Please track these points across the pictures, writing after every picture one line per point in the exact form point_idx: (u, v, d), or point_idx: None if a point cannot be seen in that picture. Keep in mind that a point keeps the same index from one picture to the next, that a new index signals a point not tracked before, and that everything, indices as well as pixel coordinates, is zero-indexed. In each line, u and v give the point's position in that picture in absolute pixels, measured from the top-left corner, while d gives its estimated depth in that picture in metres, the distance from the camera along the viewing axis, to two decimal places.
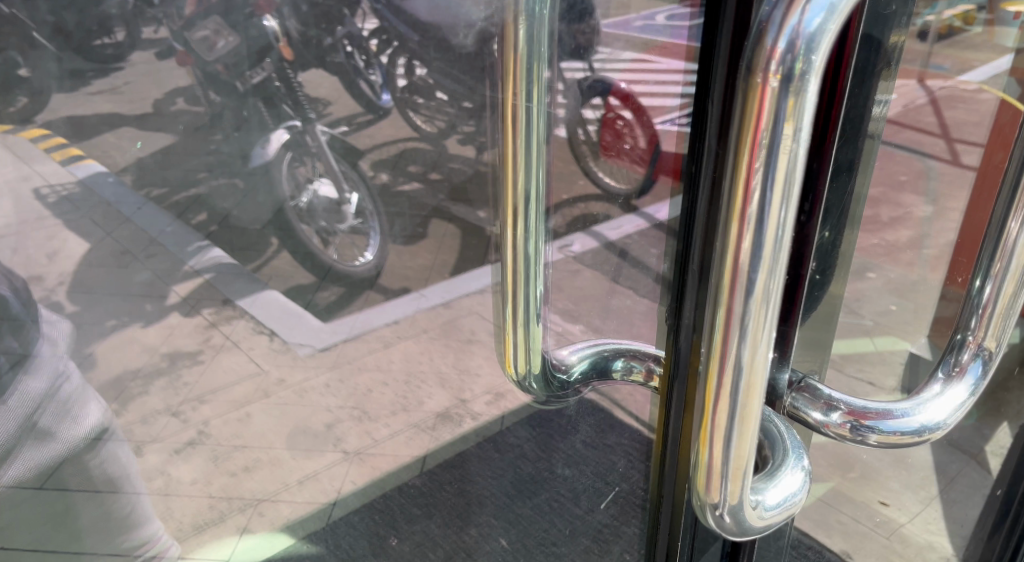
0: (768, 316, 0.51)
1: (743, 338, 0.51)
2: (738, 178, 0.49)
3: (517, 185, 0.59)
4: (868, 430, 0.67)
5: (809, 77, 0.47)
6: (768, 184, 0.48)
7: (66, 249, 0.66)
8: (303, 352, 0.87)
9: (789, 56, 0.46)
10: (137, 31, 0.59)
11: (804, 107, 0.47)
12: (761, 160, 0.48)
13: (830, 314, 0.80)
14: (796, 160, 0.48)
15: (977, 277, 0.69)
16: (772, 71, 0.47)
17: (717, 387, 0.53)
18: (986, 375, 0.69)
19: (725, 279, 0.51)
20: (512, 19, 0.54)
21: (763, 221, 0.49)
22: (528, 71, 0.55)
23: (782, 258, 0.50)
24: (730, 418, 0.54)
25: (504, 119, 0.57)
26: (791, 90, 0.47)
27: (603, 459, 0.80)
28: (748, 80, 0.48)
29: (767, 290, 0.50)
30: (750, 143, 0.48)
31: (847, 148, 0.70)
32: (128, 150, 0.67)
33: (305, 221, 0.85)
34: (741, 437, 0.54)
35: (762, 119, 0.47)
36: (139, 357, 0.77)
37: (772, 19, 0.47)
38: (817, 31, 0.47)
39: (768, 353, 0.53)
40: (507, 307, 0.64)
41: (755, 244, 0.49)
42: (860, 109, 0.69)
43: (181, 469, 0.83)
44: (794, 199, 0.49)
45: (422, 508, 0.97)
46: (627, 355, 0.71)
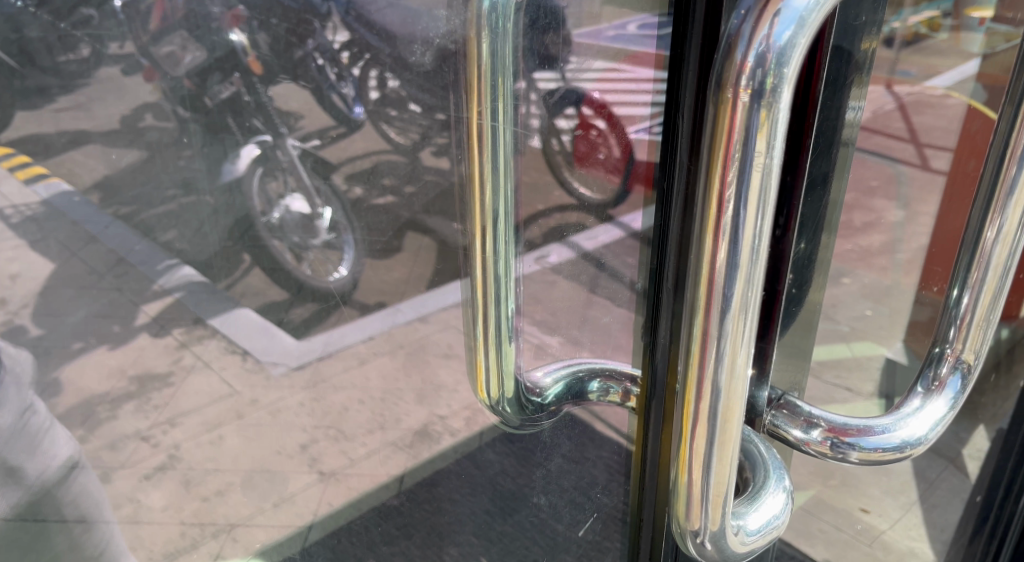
0: (746, 320, 0.63)
1: (722, 341, 0.63)
2: (718, 177, 0.60)
3: (484, 206, 0.64)
4: (848, 448, 0.79)
5: (778, 91, 0.57)
6: (743, 197, 0.59)
7: (29, 270, 0.67)
8: (274, 371, 0.84)
9: (760, 72, 0.56)
10: (102, 48, 0.62)
11: (775, 119, 0.57)
12: (737, 163, 0.58)
13: (807, 329, 0.90)
14: (767, 170, 0.58)
15: (956, 288, 0.81)
16: (743, 86, 0.57)
17: (698, 391, 0.66)
18: (965, 387, 0.81)
19: (706, 287, 0.62)
20: (473, 33, 0.59)
21: (739, 221, 0.60)
22: (492, 86, 0.61)
23: (760, 249, 0.60)
24: (711, 426, 0.66)
25: (471, 141, 0.63)
26: (763, 103, 0.57)
27: (577, 468, 0.90)
28: (720, 95, 0.58)
29: (744, 296, 0.62)
30: (725, 155, 0.59)
31: (820, 162, 0.78)
32: (95, 168, 0.66)
33: (276, 236, 0.77)
34: (723, 435, 0.66)
35: (735, 133, 0.58)
36: (104, 381, 0.74)
37: (742, 33, 0.57)
38: (787, 45, 0.56)
39: (749, 352, 0.64)
40: (478, 327, 0.70)
41: (730, 254, 0.60)
42: (832, 121, 0.77)
43: (152, 495, 0.81)
44: (767, 207, 0.60)
45: (400, 529, 0.91)
46: (602, 376, 0.83)
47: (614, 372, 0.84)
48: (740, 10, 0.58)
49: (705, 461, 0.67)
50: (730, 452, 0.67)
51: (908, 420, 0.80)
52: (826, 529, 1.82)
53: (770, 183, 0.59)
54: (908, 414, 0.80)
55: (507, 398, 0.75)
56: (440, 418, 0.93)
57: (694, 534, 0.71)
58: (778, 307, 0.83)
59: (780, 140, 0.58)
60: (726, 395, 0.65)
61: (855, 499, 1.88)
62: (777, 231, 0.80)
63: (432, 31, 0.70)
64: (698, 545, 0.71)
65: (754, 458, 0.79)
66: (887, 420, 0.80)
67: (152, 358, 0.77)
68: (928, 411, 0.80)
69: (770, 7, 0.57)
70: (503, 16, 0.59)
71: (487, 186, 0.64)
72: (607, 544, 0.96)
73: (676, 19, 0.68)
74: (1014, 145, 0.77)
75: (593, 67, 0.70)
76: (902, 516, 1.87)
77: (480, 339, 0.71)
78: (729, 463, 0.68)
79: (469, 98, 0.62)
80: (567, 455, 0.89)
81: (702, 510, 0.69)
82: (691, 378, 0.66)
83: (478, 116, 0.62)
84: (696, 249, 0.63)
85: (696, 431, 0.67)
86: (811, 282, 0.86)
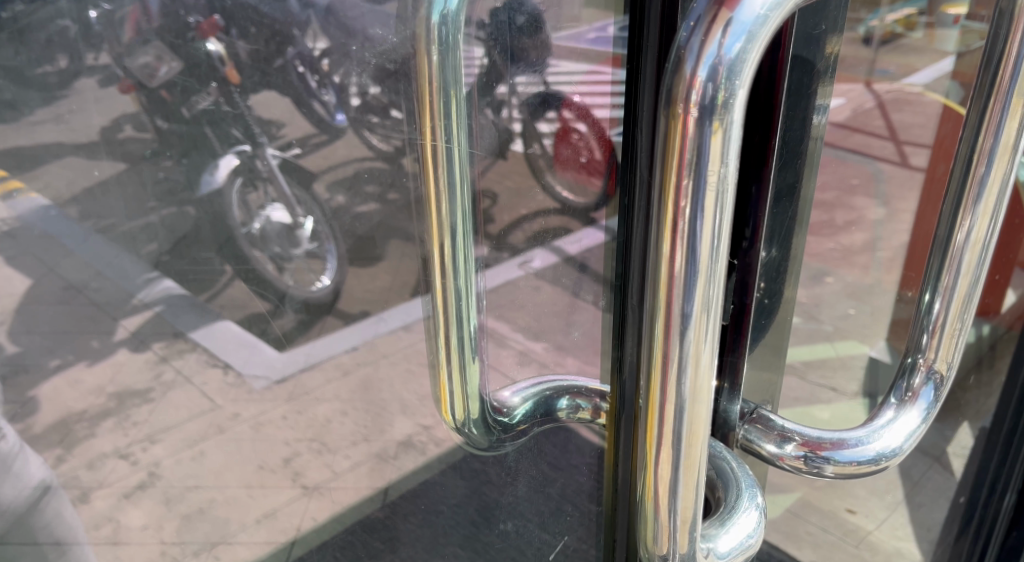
0: (705, 339, 0.63)
1: (683, 362, 0.63)
2: (670, 191, 0.60)
3: (443, 222, 0.65)
4: (824, 461, 0.80)
5: (729, 105, 0.57)
6: (698, 214, 0.59)
7: (5, 285, 0.66)
8: (257, 385, 0.86)
9: (710, 87, 0.56)
10: (79, 60, 0.61)
11: (727, 133, 0.57)
12: (690, 178, 0.58)
13: (778, 339, 0.90)
14: (721, 186, 0.58)
15: (927, 290, 0.80)
16: (693, 100, 0.57)
17: (661, 413, 0.65)
18: (938, 398, 0.82)
19: (665, 307, 0.62)
20: (423, 47, 0.60)
21: (696, 236, 0.59)
22: (445, 101, 0.61)
23: (717, 264, 0.60)
24: (676, 449, 0.66)
25: (426, 160, 0.63)
26: (714, 118, 0.57)
27: (554, 478, 0.88)
28: (672, 111, 0.58)
29: (703, 315, 0.62)
30: (678, 172, 0.59)
31: (787, 172, 0.80)
32: (74, 182, 0.66)
33: (257, 247, 0.78)
34: (687, 458, 0.66)
35: (688, 149, 0.58)
36: (83, 398, 0.76)
37: (690, 47, 0.57)
38: (737, 58, 0.56)
39: (710, 367, 0.64)
40: (439, 345, 0.71)
41: (687, 273, 0.60)
42: (797, 133, 0.78)
43: (130, 514, 0.80)
44: (723, 223, 0.59)
45: (384, 543, 0.89)
46: (572, 394, 0.80)
47: (584, 389, 0.81)
48: (688, 23, 0.58)
49: (670, 487, 0.67)
50: (695, 476, 0.67)
51: (883, 432, 0.81)
52: (813, 530, 1.86)
53: (724, 199, 0.59)
54: (881, 426, 0.81)
55: (473, 419, 0.75)
56: (425, 430, 0.89)
57: (664, 559, 0.70)
58: (747, 319, 0.83)
59: (733, 155, 0.58)
60: (689, 418, 0.65)
61: (842, 501, 1.91)
62: (743, 242, 0.79)
63: (368, 50, 0.68)
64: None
65: (726, 477, 0.77)
66: (862, 432, 0.80)
67: (130, 376, 0.77)
68: (902, 423, 0.81)
69: (719, 19, 0.57)
70: (452, 29, 0.59)
71: (443, 203, 0.65)
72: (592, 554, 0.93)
73: (632, 31, 0.67)
74: (980, 149, 0.76)
75: (571, 70, 0.70)
76: (890, 516, 1.87)
77: (443, 359, 0.71)
78: (695, 486, 0.67)
79: (422, 118, 0.62)
80: (542, 465, 0.86)
81: (671, 536, 0.69)
82: (653, 401, 0.66)
83: (432, 139, 0.62)
84: (653, 264, 0.62)
85: (660, 454, 0.67)
86: (782, 289, 0.87)
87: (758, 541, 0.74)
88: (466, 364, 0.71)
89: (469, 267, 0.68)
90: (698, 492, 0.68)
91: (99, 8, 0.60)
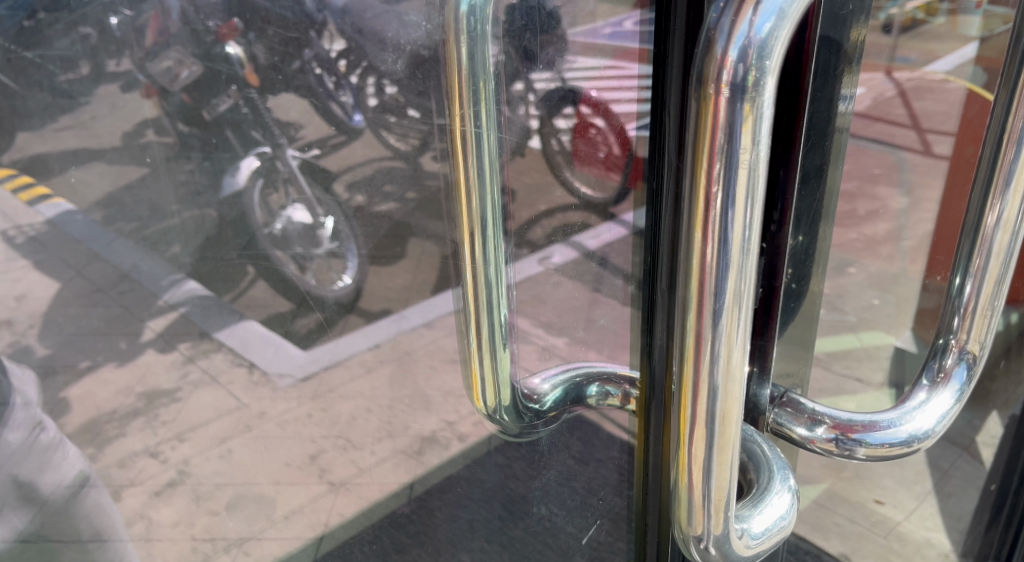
0: (739, 318, 0.62)
1: (717, 341, 0.62)
2: (701, 172, 0.59)
3: (474, 211, 0.64)
4: (855, 445, 0.79)
5: (761, 84, 0.56)
6: (730, 192, 0.58)
7: (34, 290, 0.67)
8: (284, 384, 0.84)
9: (741, 66, 0.56)
10: (102, 66, 0.62)
11: (758, 113, 0.56)
12: (722, 159, 0.58)
13: (805, 325, 0.89)
14: (753, 166, 0.58)
15: (958, 274, 0.79)
16: (724, 80, 0.56)
17: (694, 393, 0.65)
18: (971, 378, 0.81)
19: (698, 287, 0.62)
20: (452, 36, 0.59)
21: (728, 219, 0.59)
22: (473, 90, 0.60)
23: (751, 248, 0.60)
24: (710, 429, 0.65)
25: (454, 146, 0.63)
26: (745, 97, 0.56)
27: (584, 475, 0.91)
28: (703, 92, 0.57)
29: (737, 294, 0.61)
30: (710, 153, 0.58)
31: (815, 153, 0.78)
32: (97, 187, 0.67)
33: (279, 248, 0.77)
34: (721, 437, 0.66)
35: (719, 129, 0.57)
36: (112, 398, 0.75)
37: (721, 27, 0.57)
38: (769, 37, 0.56)
39: (743, 350, 0.63)
40: (471, 336, 0.70)
41: (719, 253, 0.60)
42: (824, 113, 0.77)
43: (162, 511, 0.81)
44: (754, 206, 0.59)
45: (412, 536, 0.92)
46: (602, 380, 0.82)
47: (612, 376, 0.83)
48: (718, 3, 0.58)
49: (705, 466, 0.67)
50: (729, 455, 0.66)
51: (914, 414, 0.80)
52: (841, 522, 1.83)
53: (757, 181, 0.58)
54: (913, 408, 0.80)
55: (504, 405, 0.73)
56: (450, 425, 0.92)
57: (698, 539, 0.70)
58: (774, 305, 0.83)
59: (765, 134, 0.57)
60: (723, 398, 0.64)
61: (870, 491, 1.87)
62: (772, 226, 0.79)
63: (402, 37, 0.70)
64: (701, 551, 0.70)
65: (757, 459, 0.78)
66: (893, 415, 0.80)
67: (163, 377, 0.78)
68: (934, 405, 0.80)
69: None
70: (481, 19, 0.58)
71: (473, 189, 0.63)
72: (618, 545, 0.96)
73: (659, 13, 0.68)
74: (1010, 129, 0.75)
75: (589, 66, 0.70)
76: (918, 507, 1.85)
77: (474, 349, 0.70)
78: (730, 465, 0.67)
79: (451, 103, 0.61)
80: (571, 463, 0.90)
81: (705, 516, 0.68)
82: (686, 380, 0.65)
83: (461, 122, 0.62)
84: (685, 249, 0.62)
85: (694, 434, 0.66)
86: (810, 275, 0.86)
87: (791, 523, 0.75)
88: (498, 355, 0.70)
89: (499, 256, 0.67)
90: (731, 473, 0.67)
91: (120, 14, 0.62)
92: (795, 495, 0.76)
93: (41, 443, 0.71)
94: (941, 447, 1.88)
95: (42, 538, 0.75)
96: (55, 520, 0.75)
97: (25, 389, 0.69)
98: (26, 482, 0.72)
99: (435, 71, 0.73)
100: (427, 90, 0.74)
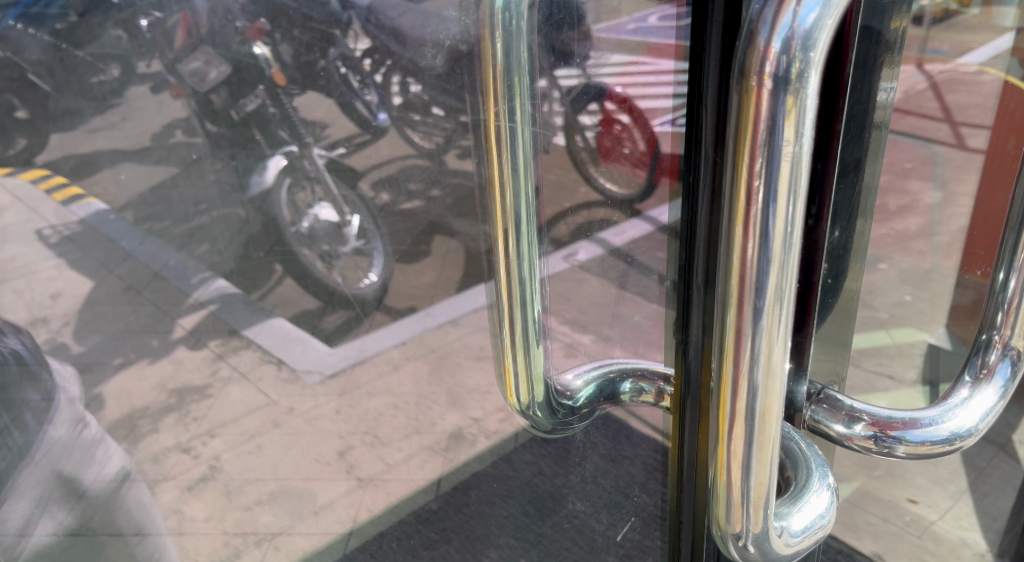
0: (781, 314, 0.60)
1: (757, 338, 0.60)
2: (742, 165, 0.57)
3: (507, 205, 0.64)
4: (895, 441, 0.77)
5: (806, 76, 0.54)
6: (773, 187, 0.56)
7: (70, 288, 0.67)
8: (314, 380, 0.88)
9: (785, 58, 0.54)
10: (132, 68, 0.63)
11: (802, 105, 0.54)
12: (765, 151, 0.56)
13: (844, 315, 0.87)
14: (797, 160, 0.55)
15: (1001, 270, 0.77)
16: (767, 72, 0.54)
17: (734, 390, 0.63)
18: (1015, 375, 0.79)
19: (738, 283, 0.59)
20: (488, 31, 0.59)
21: (770, 214, 0.57)
22: (508, 85, 0.60)
23: (793, 246, 0.57)
24: (749, 426, 0.63)
25: (488, 140, 0.62)
26: (789, 89, 0.54)
27: (615, 474, 0.88)
28: (744, 84, 0.55)
29: (779, 289, 0.59)
30: (751, 146, 0.56)
31: (853, 146, 0.77)
32: (129, 188, 0.68)
33: (309, 247, 0.85)
34: (761, 434, 0.64)
35: (761, 121, 0.55)
36: (148, 393, 0.78)
37: (764, 18, 0.55)
38: (814, 27, 0.54)
39: (785, 346, 0.61)
40: (504, 329, 0.69)
41: (761, 248, 0.58)
42: (863, 105, 0.75)
43: (194, 505, 0.82)
44: (797, 201, 0.56)
45: (439, 533, 0.93)
46: (635, 377, 0.80)
47: (647, 372, 0.81)
48: None
49: (744, 464, 0.65)
50: (769, 453, 0.64)
51: (956, 411, 0.78)
52: (873, 520, 1.78)
53: (801, 175, 0.56)
54: (956, 405, 0.78)
55: (537, 402, 0.73)
56: (474, 422, 0.94)
57: (736, 537, 0.68)
58: (812, 301, 0.81)
59: (809, 127, 0.55)
60: (763, 396, 0.62)
61: (904, 490, 1.82)
62: (809, 220, 0.78)
63: (442, 33, 0.69)
64: (740, 548, 0.69)
65: (794, 455, 0.75)
66: (934, 412, 0.77)
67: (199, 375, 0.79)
68: (978, 402, 0.78)
69: None
70: (516, 14, 0.58)
71: (506, 184, 0.63)
72: (648, 543, 0.92)
73: (695, 8, 0.65)
74: None
75: (612, 61, 0.70)
76: (953, 506, 1.78)
77: (507, 345, 0.70)
78: (770, 463, 0.65)
79: (486, 98, 0.61)
80: (601, 462, 0.87)
81: (744, 515, 0.67)
82: (725, 377, 0.63)
83: (495, 117, 0.61)
84: (725, 245, 0.60)
85: (733, 431, 0.64)
86: (847, 270, 0.84)
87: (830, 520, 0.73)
88: (531, 349, 0.70)
89: (532, 251, 0.66)
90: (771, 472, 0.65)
91: (150, 16, 0.61)
92: (834, 493, 0.74)
93: (84, 438, 0.72)
94: (978, 445, 1.85)
95: (88, 532, 0.74)
96: (99, 513, 0.74)
97: (71, 389, 0.70)
98: (69, 477, 0.72)
99: (470, 67, 0.71)
100: (462, 88, 0.72)
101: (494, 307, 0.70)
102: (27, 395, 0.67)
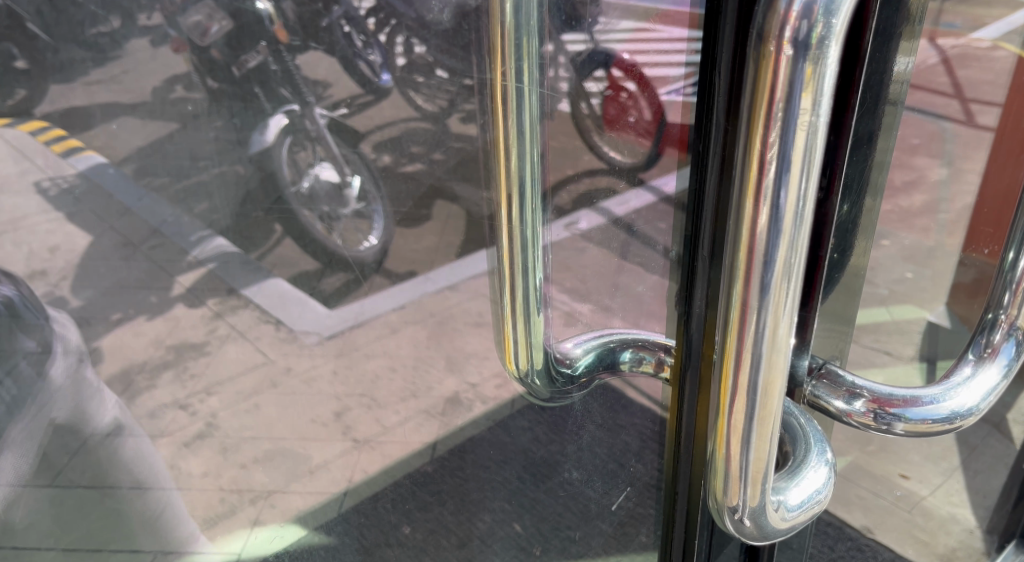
0: (788, 289, 0.57)
1: (763, 312, 0.57)
2: (755, 132, 0.54)
3: (511, 170, 0.63)
4: (893, 418, 0.75)
5: (826, 43, 0.51)
6: (786, 160, 0.53)
7: (68, 242, 0.65)
8: (312, 341, 0.91)
9: (805, 22, 0.51)
10: (133, 19, 0.61)
11: (819, 73, 0.51)
12: (781, 120, 0.52)
13: (851, 289, 0.87)
14: (813, 131, 0.53)
15: (1011, 250, 0.78)
16: (787, 37, 0.51)
17: (736, 364, 0.60)
18: (1019, 356, 0.78)
19: (746, 256, 0.56)
20: None
21: (783, 188, 0.54)
22: (515, 45, 0.59)
23: (805, 219, 0.55)
24: (751, 400, 0.61)
25: (494, 99, 0.61)
26: (808, 57, 0.51)
27: (614, 442, 0.86)
28: (762, 49, 0.52)
29: (788, 264, 0.56)
30: (767, 115, 0.53)
31: (868, 118, 0.75)
32: (128, 142, 0.67)
33: (306, 207, 0.86)
34: (763, 408, 0.61)
35: (778, 90, 0.52)
36: (146, 349, 0.77)
37: None
38: None
39: (791, 320, 0.58)
40: (506, 299, 0.70)
41: (772, 221, 0.55)
42: (880, 75, 0.73)
43: (190, 461, 0.82)
44: (811, 176, 0.54)
45: (433, 494, 0.93)
46: (634, 346, 0.80)
47: (648, 342, 0.80)
48: None
49: (744, 438, 0.62)
50: (770, 426, 0.62)
51: (958, 390, 0.76)
52: (864, 495, 1.76)
53: (817, 146, 0.53)
54: (958, 384, 0.76)
55: (535, 368, 0.76)
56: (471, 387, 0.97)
57: (733, 511, 0.66)
58: (819, 276, 0.79)
59: (827, 95, 0.52)
60: (766, 370, 0.59)
61: (897, 466, 1.80)
62: (819, 193, 0.75)
63: None
64: (736, 522, 0.66)
65: (794, 432, 0.72)
66: (936, 391, 0.75)
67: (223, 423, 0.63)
68: (981, 381, 0.76)
69: None
70: None
71: (512, 146, 0.62)
72: (641, 510, 0.89)
73: None
74: None
75: (620, 28, 0.69)
76: (944, 482, 1.78)
77: (508, 311, 0.71)
78: (770, 437, 0.62)
79: (494, 57, 0.60)
80: (597, 432, 0.85)
81: (742, 488, 0.64)
82: (729, 350, 0.60)
83: (501, 76, 0.60)
84: (734, 218, 0.56)
85: (734, 405, 0.61)
86: (854, 245, 0.83)
87: (827, 497, 0.70)
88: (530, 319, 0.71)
89: (534, 219, 0.66)
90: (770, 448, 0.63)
91: None
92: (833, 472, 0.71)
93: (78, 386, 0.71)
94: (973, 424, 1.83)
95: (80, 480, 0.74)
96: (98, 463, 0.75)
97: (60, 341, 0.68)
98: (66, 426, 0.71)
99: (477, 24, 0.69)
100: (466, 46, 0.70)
101: (496, 276, 0.71)
102: (22, 342, 0.66)
